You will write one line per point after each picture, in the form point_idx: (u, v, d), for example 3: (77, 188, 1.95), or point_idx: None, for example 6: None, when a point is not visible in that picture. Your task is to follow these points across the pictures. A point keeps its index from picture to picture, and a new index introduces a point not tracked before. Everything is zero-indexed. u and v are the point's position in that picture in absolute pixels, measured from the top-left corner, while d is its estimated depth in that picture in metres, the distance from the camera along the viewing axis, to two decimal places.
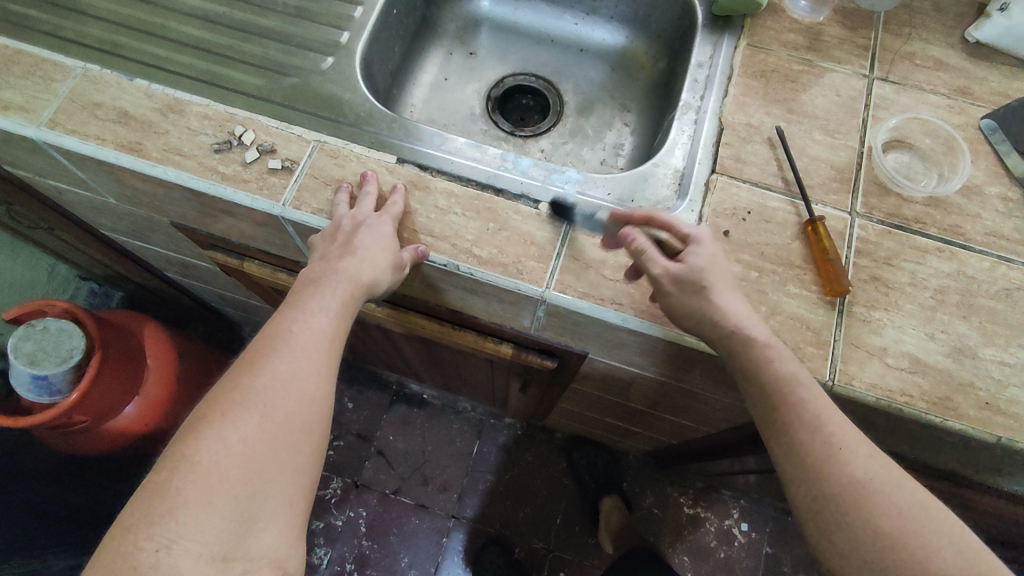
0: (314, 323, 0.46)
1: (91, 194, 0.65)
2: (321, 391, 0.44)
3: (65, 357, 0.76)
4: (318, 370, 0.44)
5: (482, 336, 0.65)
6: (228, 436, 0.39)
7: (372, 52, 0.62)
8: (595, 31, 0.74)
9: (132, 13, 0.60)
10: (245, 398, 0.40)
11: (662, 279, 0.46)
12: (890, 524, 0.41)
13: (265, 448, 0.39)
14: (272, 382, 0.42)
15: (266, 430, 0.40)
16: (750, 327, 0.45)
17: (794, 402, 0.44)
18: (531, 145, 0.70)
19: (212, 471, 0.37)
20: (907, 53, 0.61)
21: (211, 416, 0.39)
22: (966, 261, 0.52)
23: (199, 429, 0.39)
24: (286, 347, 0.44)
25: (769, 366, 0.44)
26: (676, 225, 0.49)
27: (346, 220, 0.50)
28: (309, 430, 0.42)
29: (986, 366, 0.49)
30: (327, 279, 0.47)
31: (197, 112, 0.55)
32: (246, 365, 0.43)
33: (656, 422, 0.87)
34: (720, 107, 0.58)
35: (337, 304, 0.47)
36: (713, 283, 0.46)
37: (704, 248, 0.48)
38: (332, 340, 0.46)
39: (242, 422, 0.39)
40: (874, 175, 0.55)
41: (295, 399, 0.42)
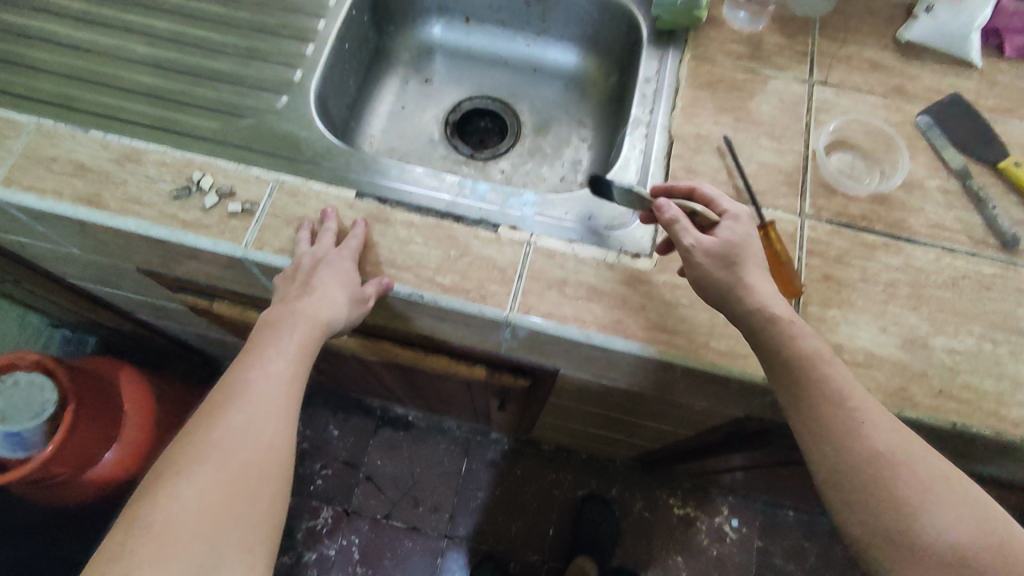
0: (271, 368, 0.46)
1: (53, 246, 0.65)
2: (279, 437, 0.44)
3: (38, 411, 0.76)
4: (276, 416, 0.44)
5: (455, 359, 0.65)
6: (183, 493, 0.39)
7: (326, 88, 0.63)
8: (546, 50, 0.76)
9: (81, 64, 0.60)
10: (199, 454, 0.41)
11: (694, 251, 0.46)
12: (909, 490, 0.40)
13: (221, 502, 0.39)
14: (227, 434, 0.42)
15: (221, 484, 0.40)
16: (772, 301, 0.45)
17: (817, 377, 0.43)
18: (491, 168, 0.71)
19: (166, 531, 0.37)
20: (844, 57, 0.63)
21: (166, 476, 0.40)
22: (912, 254, 0.54)
23: (154, 489, 0.39)
24: (242, 396, 0.44)
25: (791, 343, 0.44)
26: (718, 202, 0.50)
27: (303, 259, 0.50)
28: (269, 477, 0.42)
29: (938, 355, 0.51)
30: (284, 323, 0.48)
31: (155, 160, 0.55)
32: (202, 418, 0.43)
33: (637, 428, 0.88)
34: (668, 120, 0.60)
35: (294, 348, 0.47)
36: (746, 258, 0.46)
37: (741, 224, 0.48)
38: (290, 382, 0.47)
39: (196, 478, 0.40)
40: (820, 178, 0.57)
41: (251, 449, 0.42)
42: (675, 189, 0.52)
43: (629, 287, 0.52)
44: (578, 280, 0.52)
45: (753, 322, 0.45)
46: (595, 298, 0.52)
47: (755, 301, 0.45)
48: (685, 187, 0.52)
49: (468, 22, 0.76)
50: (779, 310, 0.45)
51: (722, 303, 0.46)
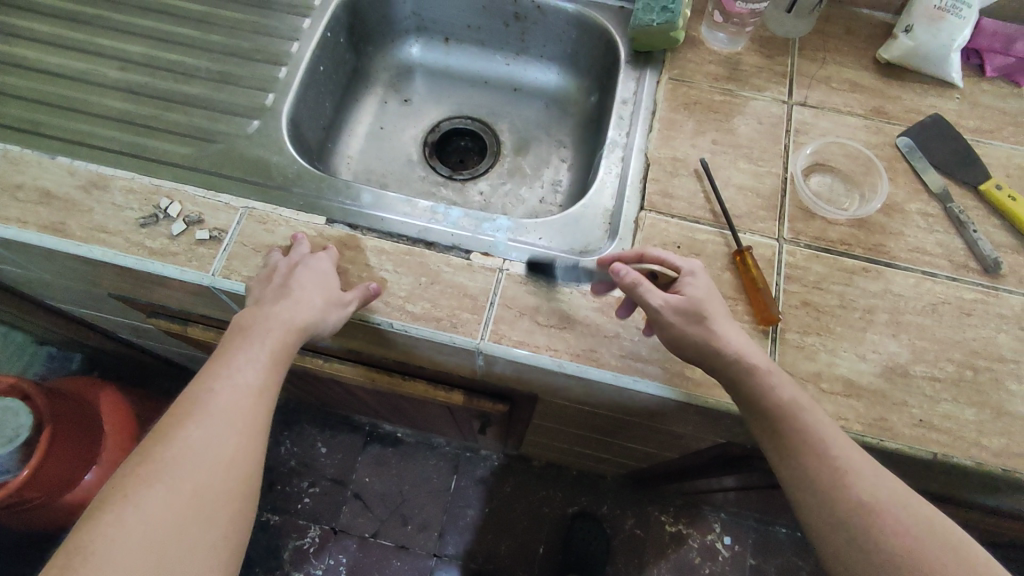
0: (239, 378, 0.43)
1: (25, 271, 0.64)
2: (241, 456, 0.40)
3: (12, 435, 0.76)
4: (240, 431, 0.41)
5: (432, 384, 0.64)
6: (131, 514, 0.36)
7: (300, 111, 0.63)
8: (526, 69, 0.75)
9: (51, 89, 0.59)
10: (152, 471, 0.38)
11: (664, 311, 0.45)
12: (898, 540, 0.38)
13: (174, 525, 0.36)
14: (185, 450, 0.39)
15: (176, 505, 0.37)
16: (747, 349, 0.45)
17: (796, 425, 0.43)
18: (469, 188, 0.70)
19: (111, 559, 0.34)
20: (823, 77, 0.62)
21: (115, 493, 0.37)
22: (892, 279, 0.54)
23: (102, 511, 0.36)
24: (203, 409, 0.41)
25: (769, 391, 0.43)
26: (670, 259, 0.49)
27: (280, 265, 0.50)
28: (228, 498, 0.39)
29: (918, 383, 0.50)
30: (256, 330, 0.45)
31: (122, 187, 0.54)
32: (159, 433, 0.40)
33: (622, 449, 0.87)
34: (645, 142, 0.59)
35: (266, 357, 0.45)
36: (714, 313, 0.46)
37: (699, 279, 0.47)
38: (259, 394, 0.43)
39: (147, 500, 0.36)
40: (798, 201, 0.56)
41: (210, 468, 0.39)
42: (625, 256, 0.50)
43: (602, 315, 0.51)
44: (552, 307, 0.51)
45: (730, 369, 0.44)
46: (568, 326, 0.50)
47: (731, 350, 0.44)
48: (633, 250, 0.51)
49: (447, 42, 0.75)
50: (755, 359, 0.45)
51: (699, 359, 0.46)
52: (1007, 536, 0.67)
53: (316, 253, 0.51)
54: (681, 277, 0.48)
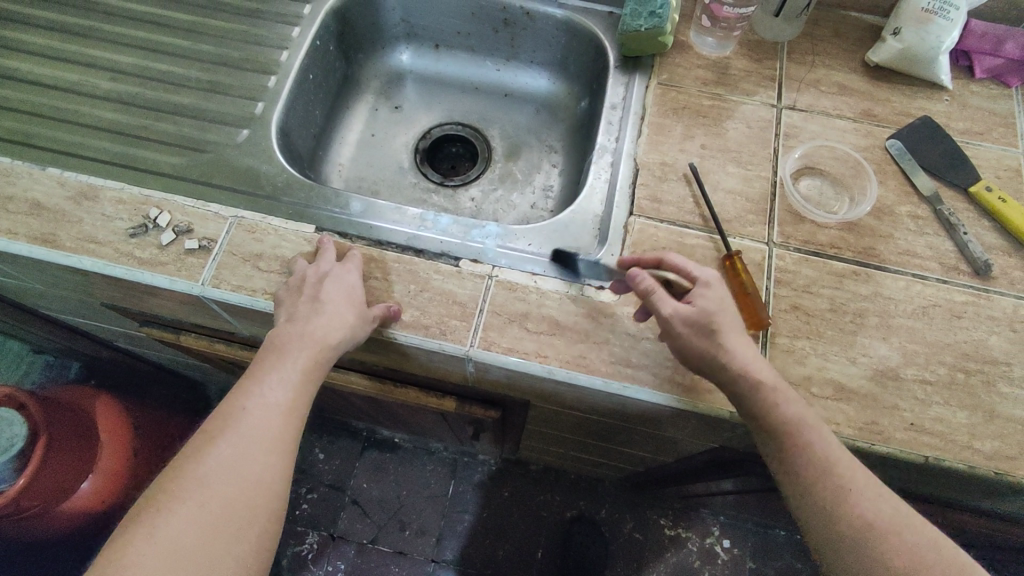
0: (269, 397, 0.43)
1: (18, 282, 0.64)
2: (270, 475, 0.40)
3: (6, 446, 0.78)
4: (269, 452, 0.41)
5: (425, 391, 0.64)
6: (161, 532, 0.37)
7: (289, 120, 0.63)
8: (516, 75, 0.75)
9: (41, 100, 0.59)
10: (183, 489, 0.38)
11: (671, 321, 0.45)
12: (899, 560, 0.39)
13: (200, 543, 0.37)
14: (214, 469, 0.39)
15: (203, 523, 0.38)
16: (756, 365, 0.44)
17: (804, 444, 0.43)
18: (461, 195, 0.70)
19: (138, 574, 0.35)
20: (812, 80, 0.62)
21: (149, 508, 0.38)
22: (882, 282, 0.53)
23: (134, 524, 0.37)
24: (234, 427, 0.41)
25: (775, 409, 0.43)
26: (687, 268, 0.48)
27: (308, 274, 0.49)
28: (252, 518, 0.39)
29: (909, 387, 0.50)
30: (290, 346, 0.44)
31: (111, 198, 0.54)
32: (191, 448, 0.40)
33: (618, 453, 0.87)
34: (634, 148, 0.59)
35: (298, 374, 0.44)
36: (724, 326, 0.45)
37: (712, 290, 0.46)
38: (288, 413, 0.43)
39: (176, 516, 0.37)
40: (788, 205, 0.56)
41: (236, 487, 0.39)
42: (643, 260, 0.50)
43: (592, 321, 0.51)
44: (541, 314, 0.51)
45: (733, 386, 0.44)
46: (558, 332, 0.50)
47: (739, 365, 0.44)
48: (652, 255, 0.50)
49: (437, 48, 0.76)
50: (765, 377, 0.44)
51: (706, 369, 0.45)
52: (1003, 538, 0.67)
53: (345, 263, 0.51)
54: (695, 286, 0.47)
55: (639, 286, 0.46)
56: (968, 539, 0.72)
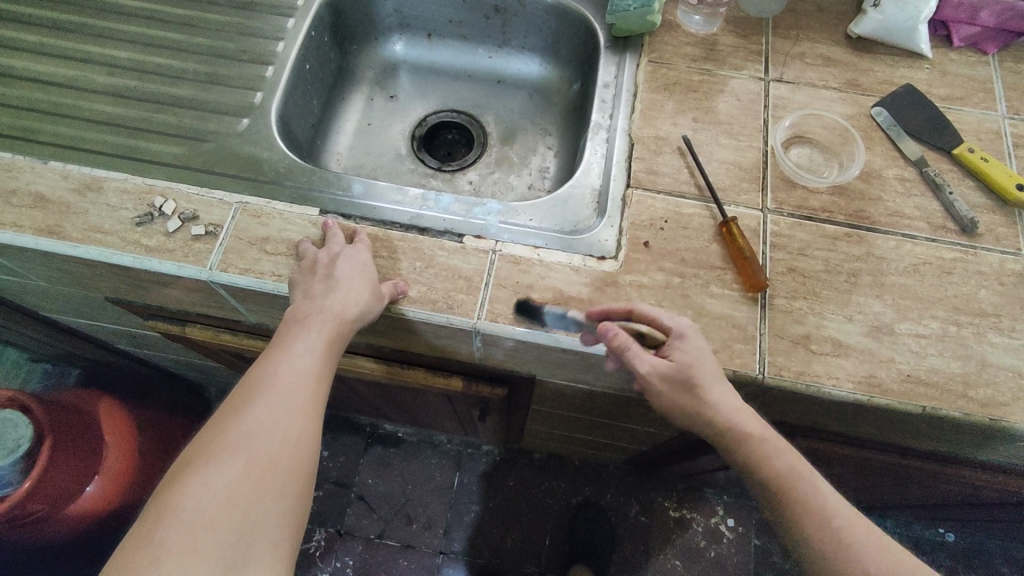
0: (298, 364, 0.43)
1: (22, 279, 0.64)
2: (307, 433, 0.41)
3: (13, 447, 0.79)
4: (304, 411, 0.42)
5: (432, 371, 0.65)
6: (210, 483, 0.36)
7: (288, 109, 0.64)
8: (509, 61, 0.76)
9: (41, 96, 0.60)
10: (227, 445, 0.38)
11: (651, 376, 0.47)
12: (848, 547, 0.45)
13: (251, 494, 0.37)
14: (256, 426, 0.39)
15: (251, 475, 0.38)
16: (740, 416, 0.47)
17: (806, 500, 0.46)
18: (459, 179, 0.71)
19: (193, 523, 0.35)
20: (797, 54, 0.64)
21: (193, 464, 0.37)
22: (873, 242, 0.55)
23: (182, 479, 0.37)
24: (269, 389, 0.41)
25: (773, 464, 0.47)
26: (658, 319, 0.48)
27: (321, 254, 0.49)
28: (295, 474, 0.39)
29: (904, 341, 0.51)
30: (312, 317, 0.45)
31: (116, 188, 0.55)
32: (228, 411, 0.41)
33: (622, 431, 0.88)
34: (628, 123, 0.61)
35: (322, 343, 0.45)
36: (703, 380, 0.47)
37: (689, 343, 0.47)
38: (317, 379, 0.44)
39: (225, 468, 0.37)
40: (780, 172, 0.58)
41: (280, 443, 0.39)
42: (614, 311, 0.49)
43: (595, 289, 0.52)
44: (545, 285, 0.52)
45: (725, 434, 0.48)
46: (562, 302, 0.52)
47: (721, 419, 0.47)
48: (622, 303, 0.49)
49: (429, 37, 0.77)
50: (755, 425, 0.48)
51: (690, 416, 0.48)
52: (1001, 492, 0.68)
53: (354, 244, 0.51)
54: (671, 340, 0.48)
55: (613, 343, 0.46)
56: (964, 497, 0.74)
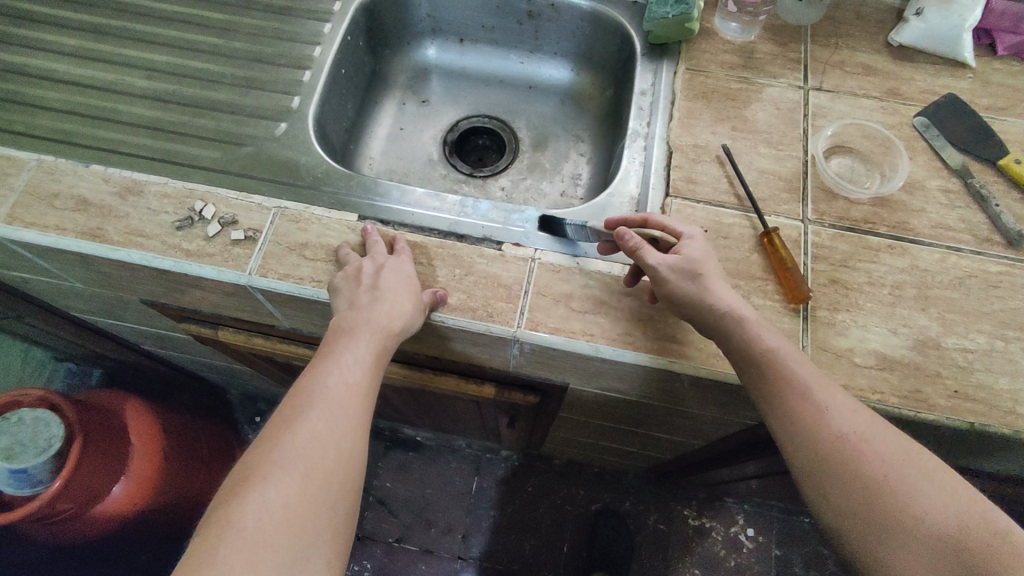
0: (349, 378, 0.43)
1: (58, 281, 0.65)
2: (357, 449, 0.41)
3: (45, 447, 0.77)
4: (354, 426, 0.42)
5: (464, 378, 0.65)
6: (270, 499, 0.36)
7: (324, 113, 0.64)
8: (540, 67, 0.76)
9: (81, 99, 0.60)
10: (283, 459, 0.38)
11: (661, 270, 0.46)
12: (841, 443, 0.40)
13: (308, 511, 0.37)
14: (311, 439, 0.39)
15: (307, 492, 0.37)
16: (738, 307, 0.46)
17: (839, 441, 0.40)
18: (491, 185, 0.71)
19: (255, 541, 0.34)
20: (837, 62, 0.64)
21: (250, 478, 0.37)
22: (917, 254, 0.54)
23: (240, 493, 0.36)
24: (322, 402, 0.41)
25: (806, 396, 0.42)
26: (670, 225, 0.50)
27: (366, 264, 0.49)
28: (346, 489, 0.40)
29: (950, 355, 0.50)
30: (360, 330, 0.46)
31: (156, 192, 0.55)
32: (281, 423, 0.40)
33: (646, 439, 0.87)
34: (666, 131, 0.60)
35: (370, 357, 0.45)
36: (707, 272, 0.47)
37: (696, 243, 0.49)
38: (365, 393, 0.44)
39: (284, 483, 0.37)
40: (821, 182, 0.57)
41: (334, 457, 0.39)
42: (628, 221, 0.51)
43: (636, 299, 0.52)
44: (585, 294, 0.52)
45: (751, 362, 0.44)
46: (603, 311, 0.51)
47: (722, 307, 0.45)
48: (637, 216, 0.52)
49: (462, 43, 0.77)
50: (774, 342, 0.44)
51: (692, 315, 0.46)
52: None
53: (397, 256, 0.51)
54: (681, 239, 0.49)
55: (626, 245, 0.48)
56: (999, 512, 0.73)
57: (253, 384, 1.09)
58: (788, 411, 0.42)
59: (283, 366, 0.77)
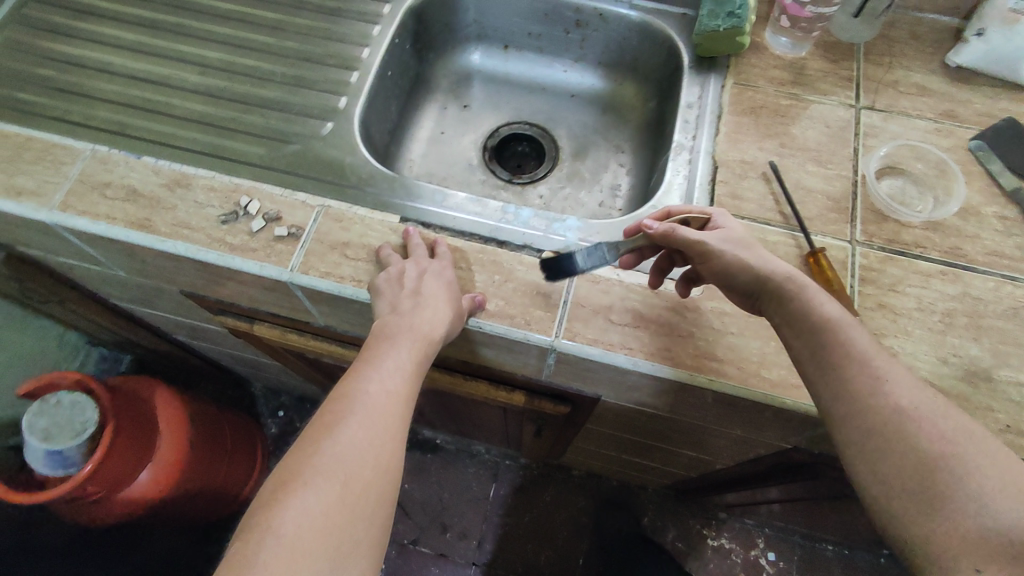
0: (389, 386, 0.43)
1: (102, 268, 0.66)
2: (395, 457, 0.41)
3: (79, 430, 0.76)
4: (393, 434, 0.41)
5: (494, 385, 0.65)
6: (309, 506, 0.36)
7: (370, 114, 0.64)
8: (584, 76, 0.76)
9: (136, 93, 0.61)
10: (323, 466, 0.38)
11: (708, 243, 0.45)
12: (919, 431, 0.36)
13: (346, 521, 0.37)
14: (350, 448, 0.39)
15: (346, 501, 0.37)
16: (793, 273, 0.43)
17: (910, 437, 0.36)
18: (530, 192, 0.71)
19: (295, 549, 0.35)
20: (890, 81, 0.62)
21: (291, 484, 0.37)
22: (970, 282, 0.52)
23: (280, 499, 0.36)
24: (363, 410, 0.41)
25: (866, 365, 0.39)
26: (696, 209, 0.50)
27: (407, 268, 0.49)
28: (384, 499, 0.39)
29: (1003, 389, 0.48)
30: (401, 335, 0.46)
31: (204, 186, 0.56)
32: (322, 427, 0.40)
33: (671, 456, 0.86)
34: (712, 145, 0.59)
35: (411, 363, 0.45)
36: (751, 242, 0.46)
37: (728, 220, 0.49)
38: (404, 401, 0.44)
39: (323, 491, 0.37)
40: (871, 204, 0.56)
41: (373, 467, 0.39)
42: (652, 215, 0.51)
43: (676, 315, 0.51)
44: (624, 306, 0.51)
45: (808, 332, 0.41)
46: (642, 325, 0.51)
47: (778, 274, 0.43)
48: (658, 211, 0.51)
49: (506, 49, 0.77)
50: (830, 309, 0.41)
51: (745, 284, 0.45)
52: None
53: (438, 261, 0.51)
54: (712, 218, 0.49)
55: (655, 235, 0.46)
56: None
57: (279, 378, 1.10)
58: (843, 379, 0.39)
59: (313, 363, 0.77)
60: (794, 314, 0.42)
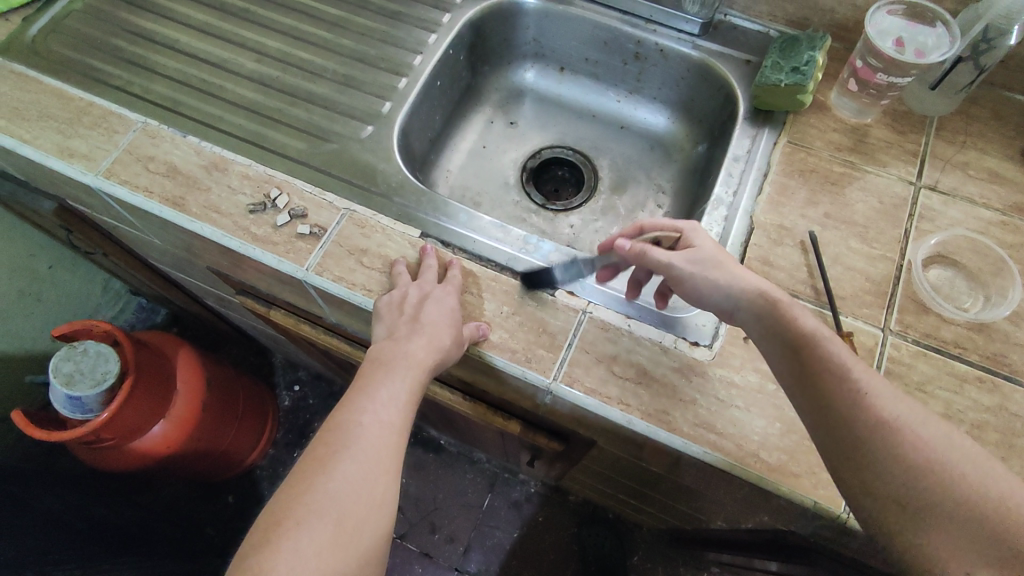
0: (382, 416, 0.45)
1: (141, 233, 0.68)
2: (387, 492, 0.42)
3: (98, 380, 0.79)
4: (386, 469, 0.43)
5: (491, 410, 0.64)
6: (303, 548, 0.38)
7: (412, 122, 0.64)
8: (637, 109, 0.74)
9: (195, 72, 0.63)
10: (317, 505, 0.40)
11: (672, 264, 0.46)
12: (910, 446, 0.35)
13: (339, 560, 0.38)
14: (343, 484, 0.41)
15: (339, 539, 0.39)
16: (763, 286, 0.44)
17: (896, 445, 0.35)
18: (561, 220, 0.70)
19: None
20: (959, 162, 0.58)
21: (285, 525, 0.39)
22: (1009, 395, 0.48)
23: (275, 540, 0.38)
24: (356, 443, 0.43)
25: (838, 378, 0.38)
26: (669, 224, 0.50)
27: (412, 293, 0.50)
28: (375, 535, 0.41)
29: None
30: (398, 363, 0.47)
31: (239, 172, 0.57)
32: (316, 463, 0.42)
33: (667, 506, 0.83)
34: (752, 205, 0.57)
35: (406, 391, 0.46)
36: (723, 260, 0.46)
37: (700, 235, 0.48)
38: (398, 432, 0.45)
39: (316, 530, 0.39)
40: (913, 293, 0.52)
41: (366, 503, 0.41)
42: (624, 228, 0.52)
43: (681, 377, 0.49)
44: (629, 359, 0.50)
45: (782, 346, 0.41)
46: (644, 382, 0.49)
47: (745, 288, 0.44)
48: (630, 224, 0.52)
49: (562, 71, 0.76)
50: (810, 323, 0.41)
51: (717, 299, 0.45)
52: None
53: (445, 285, 0.51)
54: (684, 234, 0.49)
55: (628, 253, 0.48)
56: None
57: (298, 355, 1.13)
58: (817, 391, 0.38)
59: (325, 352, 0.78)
60: (775, 328, 0.42)
